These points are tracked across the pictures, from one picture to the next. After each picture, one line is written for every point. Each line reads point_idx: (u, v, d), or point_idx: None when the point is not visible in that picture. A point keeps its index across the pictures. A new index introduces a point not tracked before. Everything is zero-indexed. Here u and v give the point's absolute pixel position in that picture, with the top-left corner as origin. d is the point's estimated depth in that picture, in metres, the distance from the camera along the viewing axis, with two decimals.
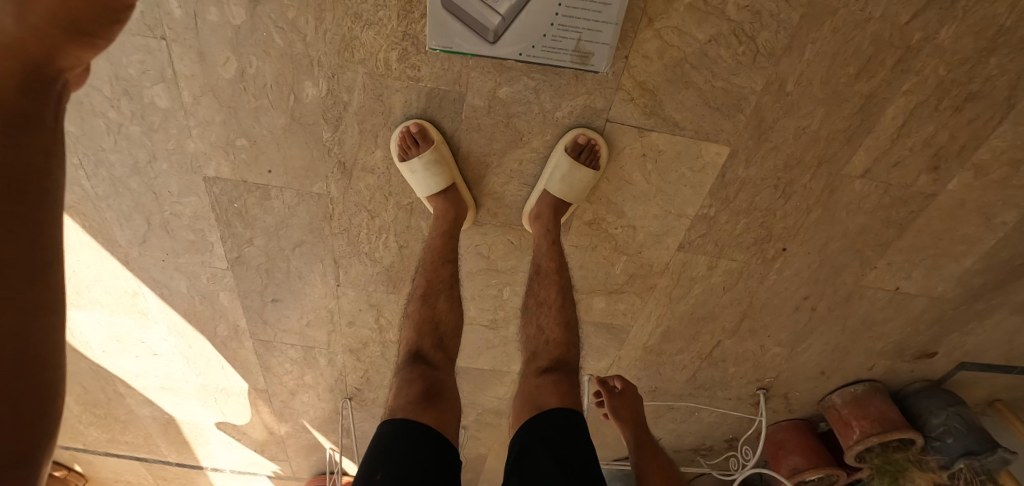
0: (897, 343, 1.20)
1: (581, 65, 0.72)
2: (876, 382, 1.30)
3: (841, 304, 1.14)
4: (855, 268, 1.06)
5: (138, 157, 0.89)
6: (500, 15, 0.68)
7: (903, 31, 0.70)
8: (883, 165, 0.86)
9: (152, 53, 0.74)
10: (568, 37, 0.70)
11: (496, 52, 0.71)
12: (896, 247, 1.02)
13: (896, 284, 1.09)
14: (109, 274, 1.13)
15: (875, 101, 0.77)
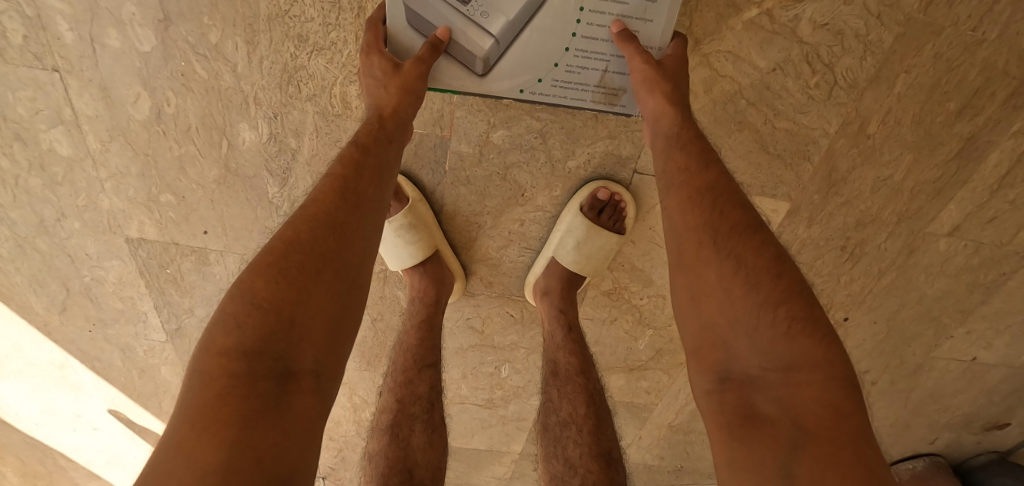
0: (968, 416, 0.96)
1: (607, 104, 0.55)
2: (940, 456, 1.03)
3: (904, 378, 0.93)
4: (927, 337, 0.87)
5: (44, 214, 0.69)
6: (492, 36, 0.50)
7: (1023, 57, 0.53)
8: (975, 220, 0.67)
9: (44, 89, 0.57)
10: (589, 70, 0.52)
11: (488, 87, 0.53)
12: (978, 314, 0.83)
13: (973, 354, 0.89)
14: (27, 342, 0.89)
15: (978, 144, 0.60)
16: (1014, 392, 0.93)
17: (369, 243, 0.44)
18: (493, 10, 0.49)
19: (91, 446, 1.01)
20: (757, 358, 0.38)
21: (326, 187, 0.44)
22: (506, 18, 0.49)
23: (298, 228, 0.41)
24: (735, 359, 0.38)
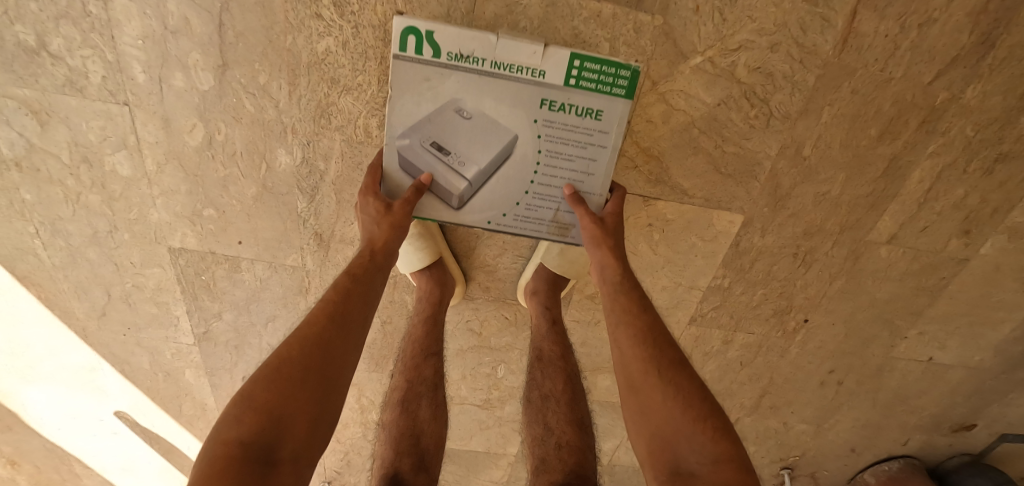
0: (933, 415, 1.08)
1: (560, 236, 0.66)
2: (912, 459, 1.18)
3: (870, 379, 1.02)
4: (884, 338, 0.96)
5: (97, 225, 0.80)
6: (466, 179, 0.61)
7: (927, 90, 0.64)
8: (910, 230, 0.78)
9: (114, 119, 0.68)
10: (545, 209, 0.65)
11: (461, 217, 0.65)
12: (928, 316, 0.92)
13: (929, 355, 0.98)
14: (66, 348, 0.97)
15: (903, 165, 0.71)
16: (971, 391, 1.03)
17: (350, 352, 0.54)
18: (469, 162, 0.61)
19: (105, 451, 1.16)
20: (696, 457, 0.51)
21: (320, 310, 0.54)
22: (478, 167, 0.61)
23: (296, 343, 0.52)
24: (682, 459, 0.51)
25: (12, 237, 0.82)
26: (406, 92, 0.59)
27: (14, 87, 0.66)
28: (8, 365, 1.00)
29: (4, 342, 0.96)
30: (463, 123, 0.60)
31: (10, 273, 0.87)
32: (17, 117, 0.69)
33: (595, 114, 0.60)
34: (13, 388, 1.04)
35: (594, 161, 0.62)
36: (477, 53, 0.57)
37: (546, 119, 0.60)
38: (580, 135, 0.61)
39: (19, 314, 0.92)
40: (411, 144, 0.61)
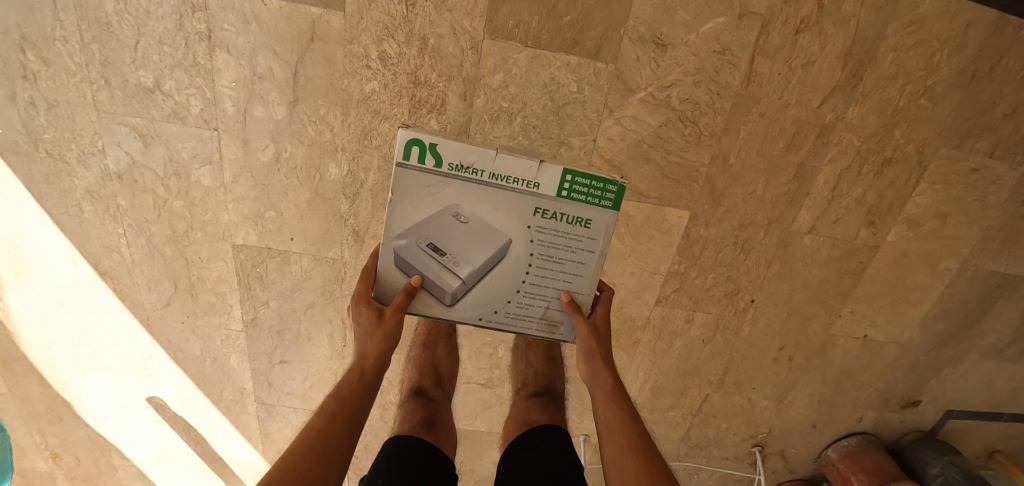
0: (879, 390, 1.20)
1: (546, 329, 0.76)
2: (869, 434, 1.27)
3: (816, 354, 1.14)
4: (821, 317, 1.09)
5: (177, 226, 0.95)
6: (459, 278, 0.71)
7: (817, 112, 0.85)
8: (825, 221, 0.97)
9: (204, 141, 0.87)
10: (535, 305, 0.75)
11: (454, 313, 0.74)
12: (855, 295, 1.06)
13: (864, 332, 1.11)
14: (129, 337, 1.10)
15: (809, 170, 0.91)
16: (911, 368, 1.17)
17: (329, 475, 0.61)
18: (464, 263, 0.71)
19: (145, 440, 1.25)
20: None
21: (306, 439, 0.62)
22: (472, 268, 0.71)
23: (324, 438, 0.63)
24: None
25: (100, 237, 0.97)
26: (410, 198, 0.69)
27: (128, 116, 0.85)
28: (73, 355, 1.13)
29: (75, 332, 1.10)
30: (462, 226, 0.70)
31: (92, 268, 1.01)
32: (127, 138, 0.86)
33: (584, 222, 0.70)
34: (73, 377, 1.16)
35: (581, 264, 0.73)
36: (477, 165, 0.67)
37: (538, 226, 0.70)
38: (569, 242, 0.71)
39: (92, 305, 1.06)
40: (409, 244, 0.71)
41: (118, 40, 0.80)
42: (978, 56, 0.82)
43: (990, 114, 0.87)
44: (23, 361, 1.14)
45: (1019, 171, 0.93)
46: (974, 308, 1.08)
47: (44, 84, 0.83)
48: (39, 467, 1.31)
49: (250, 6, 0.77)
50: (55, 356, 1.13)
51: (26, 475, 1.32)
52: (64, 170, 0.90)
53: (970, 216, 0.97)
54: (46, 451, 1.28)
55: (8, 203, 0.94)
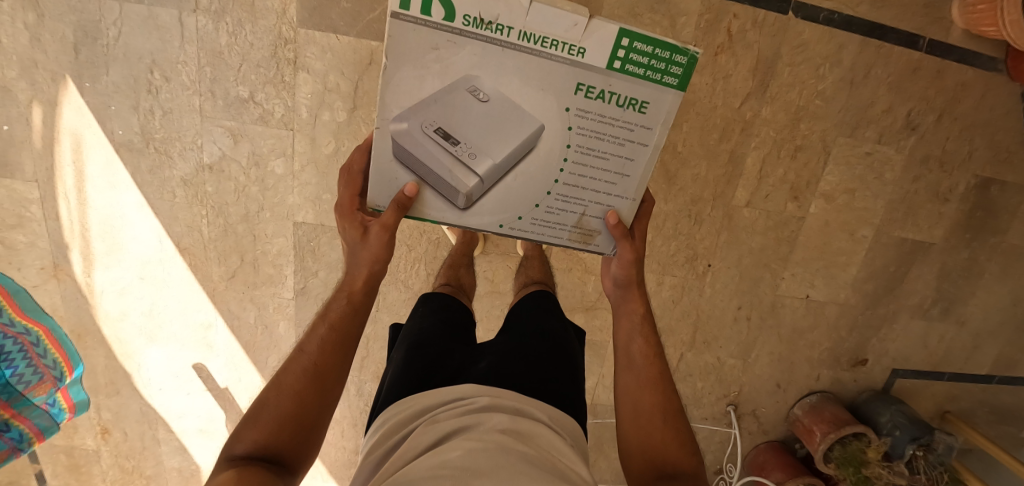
0: (830, 349, 1.30)
1: (579, 237, 0.75)
2: (828, 392, 1.34)
3: (768, 313, 1.26)
4: (767, 279, 1.22)
5: (251, 207, 1.16)
6: (478, 175, 0.68)
7: (738, 109, 1.07)
8: (759, 196, 1.15)
9: (281, 139, 1.12)
10: (567, 211, 0.73)
11: (466, 216, 0.71)
12: (793, 260, 1.20)
13: (805, 293, 1.24)
14: (193, 306, 1.22)
15: (739, 155, 1.11)
16: (853, 326, 1.28)
17: (327, 398, 0.69)
18: (482, 157, 0.68)
19: (192, 411, 1.31)
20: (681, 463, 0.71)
21: (303, 365, 0.69)
22: (493, 162, 0.68)
23: (319, 361, 0.69)
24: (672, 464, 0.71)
25: (185, 219, 1.16)
26: (409, 67, 0.61)
27: (225, 120, 1.10)
28: (142, 327, 1.22)
29: (148, 304, 1.21)
30: (480, 106, 0.66)
31: (174, 245, 1.17)
32: (220, 137, 1.11)
33: (639, 105, 0.66)
34: (137, 349, 1.24)
35: (630, 159, 0.69)
36: (500, 20, 0.59)
37: (580, 109, 0.66)
38: (613, 128, 0.67)
39: (169, 278, 1.19)
40: (410, 128, 0.65)
41: (226, 64, 1.07)
42: (853, 67, 1.04)
43: (872, 109, 1.07)
44: (94, 334, 1.23)
45: (906, 155, 1.10)
46: (895, 270, 1.21)
47: (163, 96, 1.08)
48: (86, 445, 1.32)
49: (328, 40, 1.07)
50: (124, 329, 1.23)
51: (71, 454, 1.33)
52: (165, 163, 1.12)
53: (876, 191, 1.14)
54: (97, 427, 1.31)
55: (114, 190, 1.13)
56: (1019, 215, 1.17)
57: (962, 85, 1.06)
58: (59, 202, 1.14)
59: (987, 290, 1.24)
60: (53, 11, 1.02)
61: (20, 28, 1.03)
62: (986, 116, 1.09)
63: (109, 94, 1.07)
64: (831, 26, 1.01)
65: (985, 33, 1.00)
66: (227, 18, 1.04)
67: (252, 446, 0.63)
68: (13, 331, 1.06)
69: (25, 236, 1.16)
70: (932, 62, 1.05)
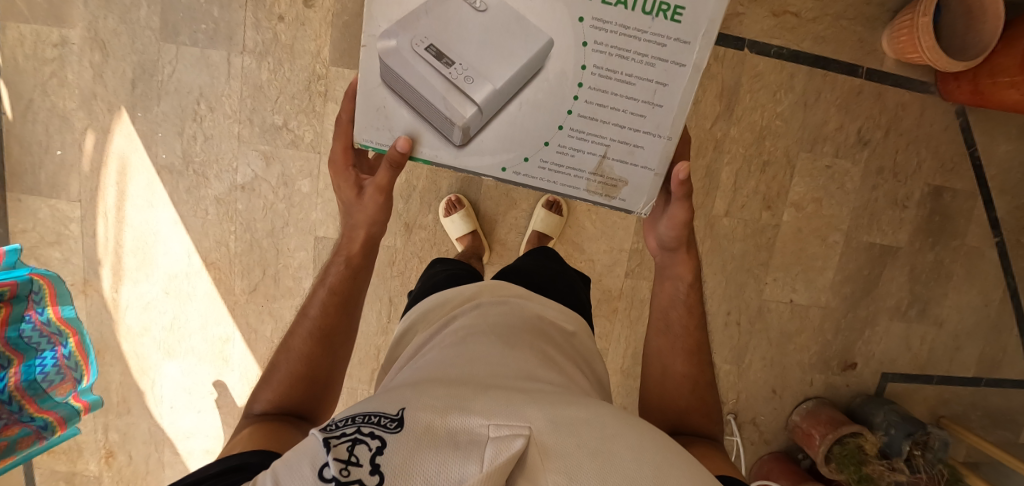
0: (819, 353, 1.31)
1: (599, 188, 0.64)
2: (823, 398, 1.33)
3: (756, 318, 1.30)
4: (751, 284, 1.29)
5: (277, 223, 1.25)
6: (475, 104, 0.59)
7: (710, 130, 1.21)
8: (735, 207, 1.24)
9: (309, 161, 1.22)
10: (586, 152, 0.62)
11: (463, 151, 0.63)
12: (773, 265, 1.27)
13: (789, 297, 1.29)
14: (214, 319, 1.28)
15: (714, 171, 1.22)
16: (837, 329, 1.30)
17: (336, 357, 0.75)
18: (483, 83, 0.58)
19: (201, 430, 1.31)
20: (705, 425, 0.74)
21: (311, 329, 0.74)
22: (494, 89, 0.58)
23: (321, 325, 0.75)
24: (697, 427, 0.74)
25: (215, 234, 1.25)
26: None
27: (261, 144, 1.21)
28: (162, 341, 1.28)
29: (171, 318, 1.27)
30: (480, 18, 0.58)
31: (201, 260, 1.25)
32: (253, 159, 1.22)
33: (672, 12, 0.53)
34: (154, 364, 1.28)
35: (663, 85, 0.57)
36: None
37: (596, 19, 0.55)
38: (638, 48, 0.56)
39: (194, 292, 1.26)
40: (399, 46, 0.58)
41: (266, 97, 1.19)
42: (804, 92, 1.19)
43: (826, 127, 1.21)
44: (113, 350, 1.28)
45: (861, 166, 1.22)
46: (869, 273, 1.28)
47: (206, 124, 1.19)
48: (89, 470, 1.32)
49: (355, 77, 1.19)
50: (144, 344, 1.28)
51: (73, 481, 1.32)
52: (200, 182, 1.22)
53: (840, 199, 1.24)
54: (102, 450, 1.31)
55: (151, 208, 1.23)
56: (975, 218, 1.25)
57: (902, 105, 1.20)
58: (97, 220, 1.23)
59: (958, 291, 1.29)
60: (118, 52, 1.15)
61: (85, 65, 1.16)
62: (928, 130, 1.21)
63: (158, 122, 1.19)
64: (781, 59, 1.17)
65: (911, 60, 1.12)
66: (269, 58, 1.17)
67: (268, 405, 0.69)
68: (50, 330, 1.13)
69: (61, 253, 1.23)
70: (872, 87, 1.19)
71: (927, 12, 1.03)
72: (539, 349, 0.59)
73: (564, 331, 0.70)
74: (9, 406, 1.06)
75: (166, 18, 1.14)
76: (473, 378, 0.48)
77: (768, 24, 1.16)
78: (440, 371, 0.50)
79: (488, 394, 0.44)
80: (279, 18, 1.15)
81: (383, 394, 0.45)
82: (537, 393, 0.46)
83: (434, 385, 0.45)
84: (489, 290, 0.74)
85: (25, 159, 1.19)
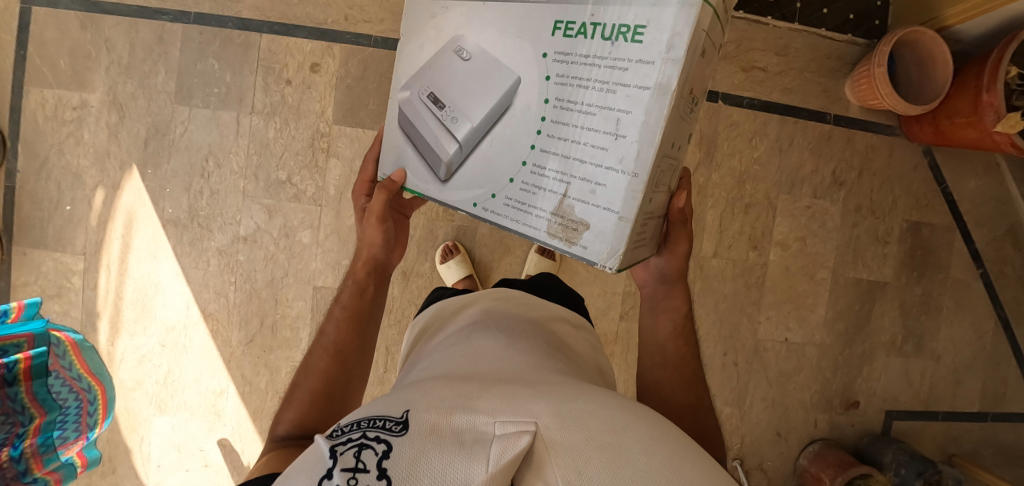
0: (820, 392, 1.30)
1: (562, 231, 0.59)
2: (829, 439, 1.30)
3: (753, 358, 1.30)
4: (745, 323, 1.29)
5: (276, 273, 1.27)
6: (457, 140, 0.63)
7: (693, 175, 1.26)
8: (723, 248, 1.27)
9: (311, 213, 1.27)
10: (547, 190, 0.60)
11: (448, 187, 0.67)
12: (765, 304, 1.29)
13: (784, 336, 1.29)
14: (209, 372, 1.27)
15: (699, 213, 1.26)
16: (836, 367, 1.30)
17: (354, 375, 0.74)
18: (464, 121, 0.63)
19: None
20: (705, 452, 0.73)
21: (328, 347, 0.73)
22: (471, 125, 0.62)
23: (339, 342, 0.73)
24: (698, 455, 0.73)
25: (215, 285, 1.26)
26: (413, 37, 0.66)
27: (264, 198, 1.26)
28: (155, 395, 1.26)
29: (165, 372, 1.26)
30: (467, 66, 0.63)
31: (200, 311, 1.27)
32: (256, 212, 1.26)
33: (632, 32, 0.51)
34: (145, 419, 1.26)
35: (626, 113, 0.53)
36: None
37: (558, 53, 0.56)
38: (599, 77, 0.54)
39: (190, 344, 1.26)
40: (410, 96, 0.67)
41: (271, 154, 1.25)
42: (778, 137, 1.26)
43: (802, 170, 1.27)
44: None
45: (840, 205, 1.28)
46: (860, 309, 1.29)
47: (213, 179, 1.25)
48: None
49: (356, 133, 1.26)
50: (135, 399, 1.25)
51: None
52: (203, 235, 1.26)
53: (823, 237, 1.28)
54: None
55: (153, 260, 1.25)
56: (955, 250, 1.29)
57: (871, 147, 1.27)
58: (99, 272, 1.25)
59: (950, 324, 1.31)
60: (134, 114, 1.23)
61: (102, 126, 1.23)
62: (899, 170, 1.28)
63: (167, 178, 1.24)
64: (753, 109, 1.26)
65: (874, 106, 1.21)
66: (276, 117, 1.25)
67: (291, 426, 0.65)
68: (79, 386, 1.14)
69: (60, 305, 1.24)
70: (841, 131, 1.27)
71: (881, 63, 1.12)
72: (540, 346, 0.60)
73: (565, 332, 0.71)
74: (16, 464, 0.95)
75: (182, 83, 1.23)
76: (477, 377, 0.48)
77: (738, 78, 1.25)
78: (445, 373, 0.51)
79: (492, 392, 0.44)
80: (287, 82, 1.24)
81: (388, 396, 0.46)
82: (543, 388, 0.47)
83: (438, 386, 0.45)
84: (491, 295, 0.75)
85: (35, 214, 1.24)
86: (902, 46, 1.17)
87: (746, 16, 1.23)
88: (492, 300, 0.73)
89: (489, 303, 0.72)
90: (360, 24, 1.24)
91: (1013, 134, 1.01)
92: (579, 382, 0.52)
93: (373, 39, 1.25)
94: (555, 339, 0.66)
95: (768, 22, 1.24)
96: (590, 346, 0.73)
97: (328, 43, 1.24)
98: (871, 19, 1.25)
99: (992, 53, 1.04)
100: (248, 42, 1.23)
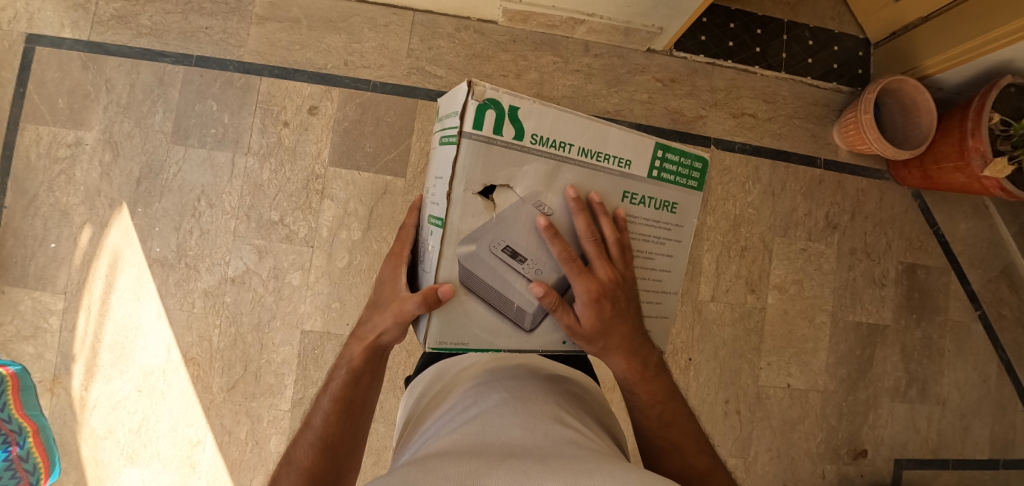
0: (826, 441, 1.25)
1: None
2: None
3: (756, 404, 1.25)
4: (746, 370, 1.25)
5: (263, 316, 1.23)
6: None
7: None
8: (720, 291, 1.25)
9: (301, 254, 1.24)
10: None
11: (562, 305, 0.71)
12: (765, 349, 1.26)
13: (786, 382, 1.26)
14: (186, 420, 1.20)
15: (695, 257, 1.25)
16: (841, 414, 1.26)
17: (346, 466, 0.66)
18: None
19: None
20: None
21: (320, 440, 0.65)
22: None
23: (326, 434, 0.65)
24: None
25: (197, 328, 1.22)
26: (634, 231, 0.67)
27: (254, 238, 1.23)
28: (126, 446, 1.19)
29: (139, 420, 1.20)
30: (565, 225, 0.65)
31: (181, 355, 1.21)
32: (246, 253, 1.23)
33: None
34: (114, 472, 1.19)
35: None
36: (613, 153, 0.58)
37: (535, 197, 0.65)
38: None
39: (168, 390, 1.20)
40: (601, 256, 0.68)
41: (265, 194, 1.24)
42: (771, 182, 1.28)
43: (795, 214, 1.28)
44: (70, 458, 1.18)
45: (835, 248, 1.28)
46: (862, 353, 1.27)
47: (204, 219, 1.23)
48: None
49: (351, 176, 1.26)
50: (105, 449, 1.19)
51: None
52: (190, 275, 1.23)
53: (819, 280, 1.27)
54: None
55: (136, 301, 1.21)
56: (953, 292, 1.29)
57: (862, 191, 1.29)
58: (79, 313, 1.21)
59: (953, 368, 1.28)
60: (128, 152, 1.23)
61: (95, 164, 1.22)
62: (890, 213, 1.29)
63: (157, 217, 1.23)
64: (745, 154, 1.28)
65: (863, 150, 1.23)
66: (272, 158, 1.25)
67: None
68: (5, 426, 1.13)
69: (35, 347, 1.19)
70: (832, 176, 1.29)
71: (868, 110, 1.14)
72: (551, 411, 0.56)
73: (578, 393, 0.65)
74: None
75: (179, 124, 1.24)
76: (484, 452, 0.45)
77: (729, 124, 1.28)
78: (449, 445, 0.47)
79: (501, 469, 0.41)
80: (284, 124, 1.25)
81: (395, 471, 0.43)
82: (556, 463, 0.43)
83: (444, 462, 0.42)
84: (488, 355, 0.71)
85: (18, 252, 1.21)
86: (885, 93, 1.21)
87: (734, 65, 1.28)
88: (492, 359, 0.69)
89: (489, 362, 0.68)
90: (359, 70, 1.27)
91: (1001, 178, 1.04)
92: (593, 454, 0.48)
93: (371, 83, 1.27)
94: (568, 401, 0.61)
95: (755, 71, 1.28)
96: (599, 408, 0.67)
97: (326, 87, 1.26)
98: (854, 68, 1.30)
99: (974, 101, 1.08)
100: (247, 86, 1.25)
